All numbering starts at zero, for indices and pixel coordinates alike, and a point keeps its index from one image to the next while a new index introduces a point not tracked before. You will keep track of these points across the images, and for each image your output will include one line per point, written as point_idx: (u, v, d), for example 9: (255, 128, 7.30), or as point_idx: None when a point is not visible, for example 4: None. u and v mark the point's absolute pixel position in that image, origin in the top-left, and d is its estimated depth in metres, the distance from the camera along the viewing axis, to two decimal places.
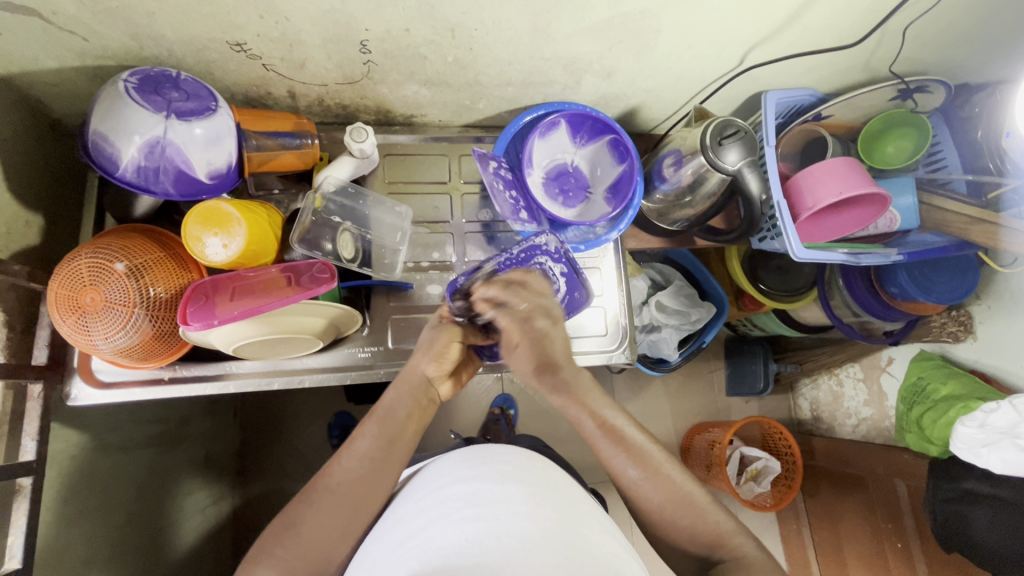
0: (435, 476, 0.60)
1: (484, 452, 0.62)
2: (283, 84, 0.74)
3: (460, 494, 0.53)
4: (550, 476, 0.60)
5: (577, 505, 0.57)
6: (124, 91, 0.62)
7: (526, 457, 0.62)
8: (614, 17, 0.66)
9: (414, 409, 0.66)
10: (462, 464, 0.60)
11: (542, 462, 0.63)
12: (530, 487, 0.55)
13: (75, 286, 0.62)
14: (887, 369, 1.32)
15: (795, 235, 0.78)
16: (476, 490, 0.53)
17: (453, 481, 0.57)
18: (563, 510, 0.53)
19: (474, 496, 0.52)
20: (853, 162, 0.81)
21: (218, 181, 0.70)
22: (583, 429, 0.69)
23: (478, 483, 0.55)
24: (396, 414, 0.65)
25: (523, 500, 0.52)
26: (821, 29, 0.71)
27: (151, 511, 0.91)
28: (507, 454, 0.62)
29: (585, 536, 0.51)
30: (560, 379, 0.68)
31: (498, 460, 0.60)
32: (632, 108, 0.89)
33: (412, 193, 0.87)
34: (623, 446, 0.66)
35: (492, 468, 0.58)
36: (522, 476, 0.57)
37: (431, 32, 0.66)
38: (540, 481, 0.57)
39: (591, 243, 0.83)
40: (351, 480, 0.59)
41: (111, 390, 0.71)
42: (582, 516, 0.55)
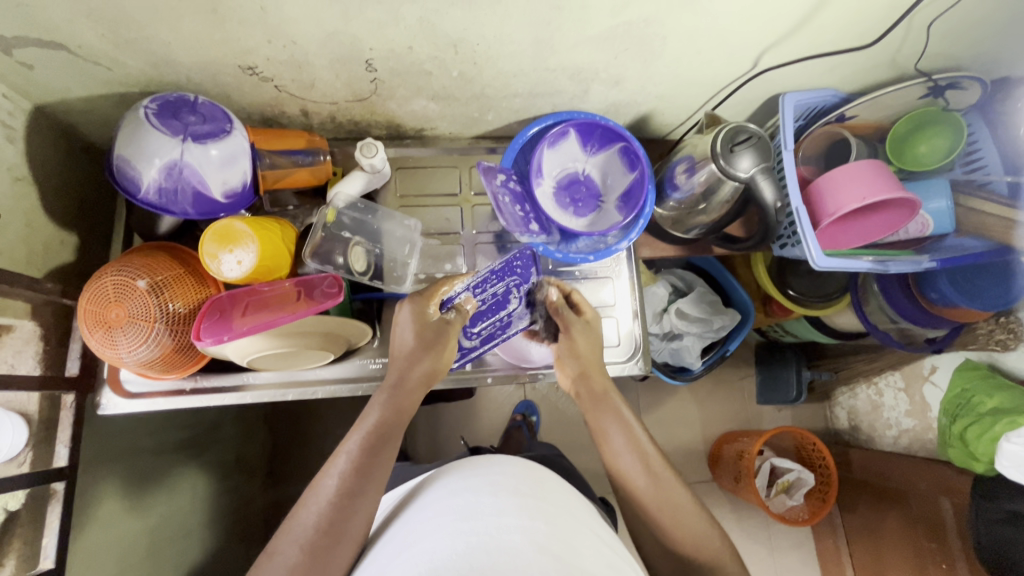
0: (433, 491, 0.60)
1: (482, 464, 0.63)
2: (295, 104, 0.76)
3: (449, 507, 0.54)
4: (547, 488, 0.60)
5: (573, 518, 0.56)
6: (144, 117, 0.65)
7: (523, 468, 0.63)
8: (617, 26, 0.65)
9: (397, 420, 0.66)
10: (458, 477, 0.60)
11: (538, 475, 0.63)
12: (523, 499, 0.55)
13: (101, 303, 0.65)
14: (931, 378, 1.26)
15: (814, 242, 0.76)
16: (466, 503, 0.54)
17: (449, 493, 0.57)
18: (555, 522, 0.53)
19: (466, 508, 0.53)
20: (880, 165, 0.77)
21: (233, 199, 0.72)
22: (593, 417, 0.72)
23: (471, 495, 0.55)
24: (377, 438, 0.63)
25: (515, 513, 0.52)
26: (838, 28, 0.68)
27: (184, 514, 0.96)
28: (505, 465, 0.62)
29: (578, 548, 0.50)
30: (593, 383, 0.75)
31: (492, 472, 0.60)
32: (644, 115, 0.87)
33: (425, 206, 0.88)
34: (630, 437, 0.69)
35: (486, 479, 0.58)
36: (516, 488, 0.57)
37: (434, 48, 0.67)
38: (535, 493, 0.57)
39: (601, 252, 0.82)
40: (323, 524, 0.57)
41: (138, 399, 0.75)
42: (576, 528, 0.54)
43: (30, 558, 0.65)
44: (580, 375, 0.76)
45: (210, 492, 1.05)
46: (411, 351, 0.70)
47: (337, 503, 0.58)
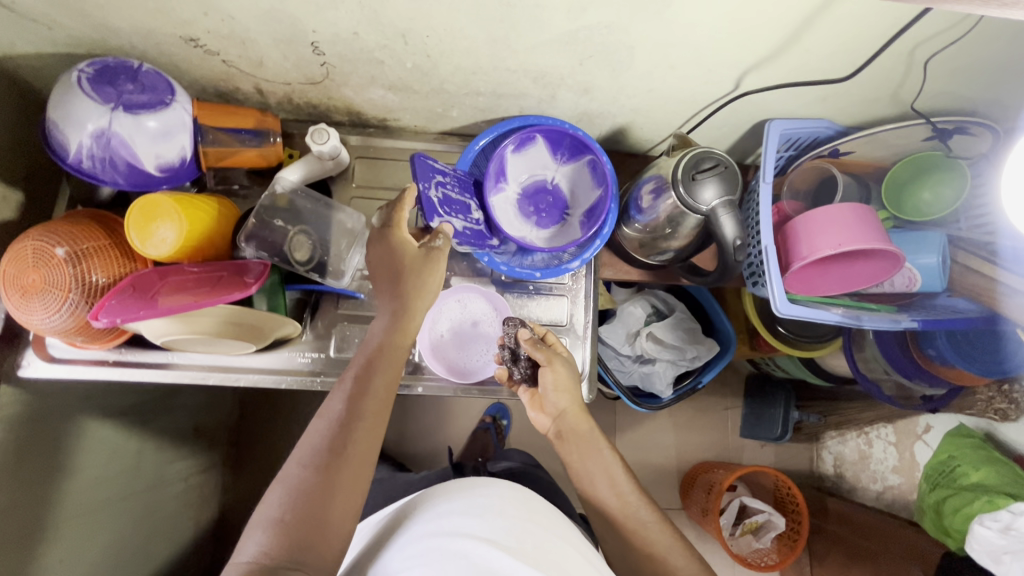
0: (421, 508, 0.64)
1: (469, 484, 0.67)
2: (247, 81, 0.73)
3: (443, 527, 0.58)
4: (529, 506, 0.65)
5: (553, 531, 0.63)
6: (76, 81, 0.62)
7: (507, 488, 0.67)
8: (577, 31, 0.59)
9: (387, 356, 0.63)
10: (446, 496, 0.65)
11: (520, 491, 0.68)
12: (509, 521, 0.60)
13: (19, 267, 0.64)
14: (923, 437, 1.19)
15: (778, 286, 0.70)
16: (458, 524, 0.59)
17: (433, 514, 0.61)
18: (539, 543, 0.59)
19: (453, 532, 0.58)
20: (865, 211, 0.70)
21: (169, 174, 0.70)
22: (574, 463, 0.74)
23: (460, 516, 0.60)
24: (373, 362, 0.62)
25: (502, 537, 0.58)
26: (825, 55, 0.61)
27: (136, 478, 0.97)
28: (490, 486, 0.66)
29: (560, 563, 0.57)
30: (576, 434, 0.74)
31: (478, 490, 0.65)
32: (620, 128, 0.82)
33: (380, 199, 0.84)
34: (608, 481, 0.72)
35: (473, 500, 0.63)
36: (500, 509, 0.62)
37: (382, 36, 0.62)
38: (518, 514, 0.62)
39: (551, 270, 0.77)
40: (329, 443, 0.56)
41: (60, 365, 0.74)
42: (557, 543, 0.61)
43: None
44: (560, 423, 0.75)
45: (161, 459, 1.04)
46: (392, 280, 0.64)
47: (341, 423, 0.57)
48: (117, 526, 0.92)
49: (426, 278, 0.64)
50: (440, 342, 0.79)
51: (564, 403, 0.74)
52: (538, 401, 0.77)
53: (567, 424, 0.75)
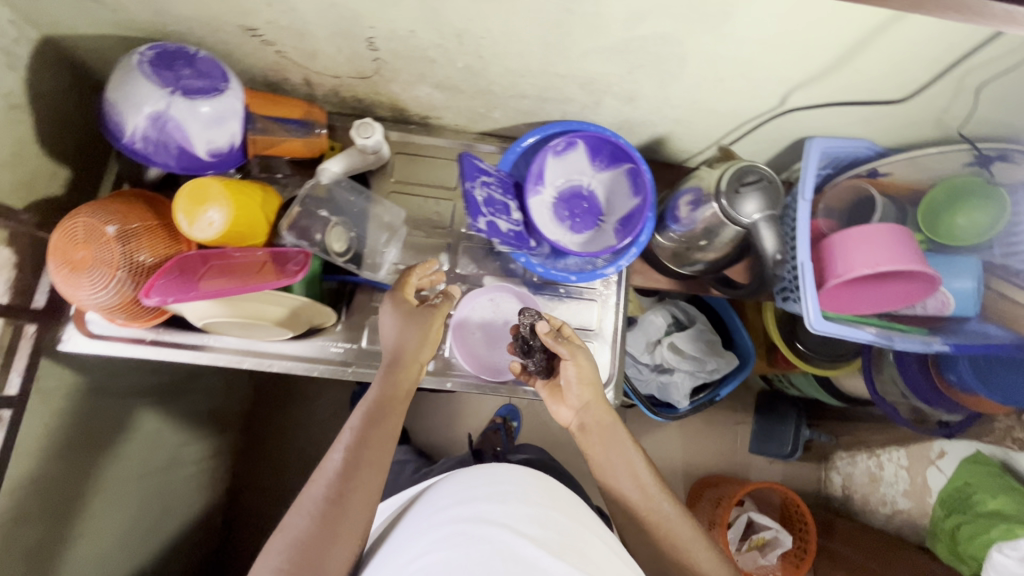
0: (438, 499, 0.64)
1: (487, 472, 0.66)
2: (298, 72, 0.74)
3: (467, 514, 0.58)
4: (551, 492, 0.64)
5: (579, 519, 0.61)
6: (137, 64, 0.64)
7: (527, 475, 0.66)
8: (631, 40, 0.60)
9: (389, 405, 0.65)
10: (465, 485, 0.64)
11: (545, 478, 0.67)
12: (535, 509, 0.59)
13: (68, 243, 0.65)
14: (936, 463, 1.16)
15: (813, 303, 0.70)
16: (483, 510, 0.58)
17: (454, 502, 0.61)
18: (563, 531, 0.58)
19: (475, 517, 0.57)
20: (902, 232, 0.70)
21: (218, 159, 0.71)
22: (595, 455, 0.74)
23: (485, 503, 0.59)
24: (375, 411, 0.64)
25: (524, 522, 0.56)
26: (875, 76, 0.62)
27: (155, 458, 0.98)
28: (510, 474, 0.65)
29: (585, 553, 0.56)
30: (599, 428, 0.73)
31: (503, 477, 0.64)
32: (659, 137, 0.82)
33: (418, 195, 0.85)
34: (630, 473, 0.71)
35: (493, 487, 0.62)
36: (526, 496, 0.61)
37: (438, 35, 0.63)
38: (544, 501, 0.61)
39: (586, 275, 0.78)
40: (329, 494, 0.58)
41: (99, 341, 0.75)
42: (582, 532, 0.59)
43: None
44: (581, 420, 0.75)
45: (181, 440, 1.05)
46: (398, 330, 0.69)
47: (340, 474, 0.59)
48: (137, 502, 0.93)
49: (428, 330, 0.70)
50: (471, 339, 0.80)
51: (584, 398, 0.74)
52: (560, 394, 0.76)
53: (592, 417, 0.74)
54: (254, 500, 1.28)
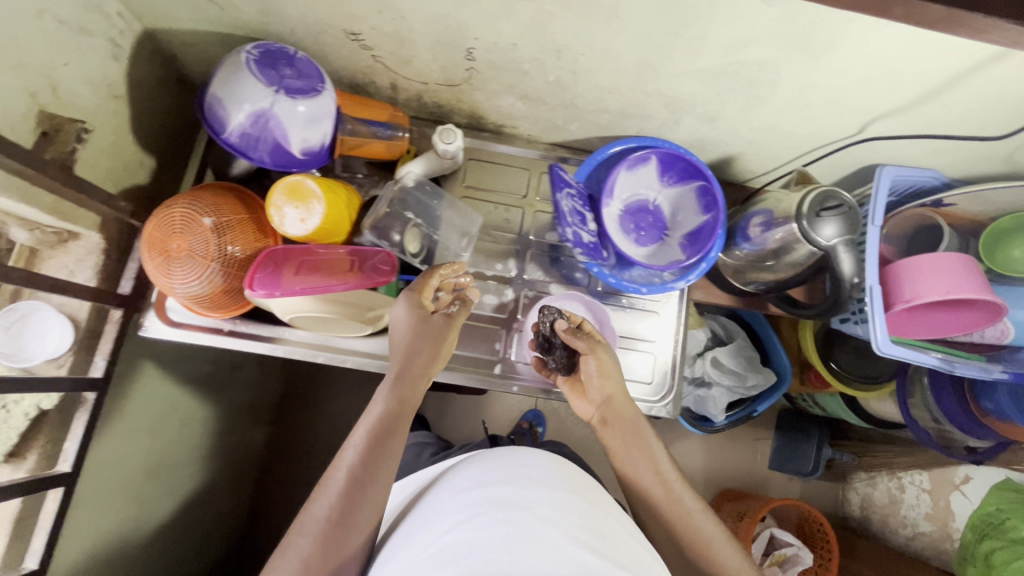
0: (454, 483, 0.57)
1: (509, 455, 0.59)
2: (387, 76, 0.76)
3: (489, 498, 0.50)
4: (580, 483, 0.57)
5: (606, 512, 0.54)
6: (244, 62, 0.66)
7: (553, 461, 0.59)
8: (728, 64, 0.63)
9: (397, 419, 0.62)
10: (485, 467, 0.57)
11: (568, 465, 0.60)
12: (558, 494, 0.52)
13: (165, 232, 0.67)
14: (961, 488, 1.18)
15: (882, 326, 0.72)
16: (501, 495, 0.51)
17: (475, 484, 0.54)
18: (595, 523, 0.50)
19: (499, 502, 0.50)
20: (970, 262, 0.72)
21: (309, 157, 0.73)
22: (614, 447, 0.71)
23: (504, 486, 0.52)
24: (382, 427, 0.61)
25: (553, 509, 0.49)
26: (961, 110, 0.64)
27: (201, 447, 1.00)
28: (534, 458, 0.58)
29: (615, 543, 0.49)
30: (620, 424, 0.71)
31: (521, 461, 0.57)
32: (729, 157, 0.84)
33: (488, 201, 0.87)
34: (653, 467, 0.67)
35: (517, 470, 0.55)
36: (548, 481, 0.54)
37: (538, 50, 0.65)
38: (569, 487, 0.54)
39: (654, 288, 0.80)
40: (333, 515, 0.55)
41: (179, 329, 0.76)
42: (610, 523, 0.52)
43: (49, 459, 0.68)
44: (597, 416, 0.73)
45: (214, 428, 1.06)
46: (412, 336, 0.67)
47: (346, 490, 0.56)
48: (172, 493, 0.94)
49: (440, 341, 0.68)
50: None
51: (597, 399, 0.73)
52: (576, 388, 0.76)
53: (613, 411, 0.72)
54: (282, 492, 1.29)
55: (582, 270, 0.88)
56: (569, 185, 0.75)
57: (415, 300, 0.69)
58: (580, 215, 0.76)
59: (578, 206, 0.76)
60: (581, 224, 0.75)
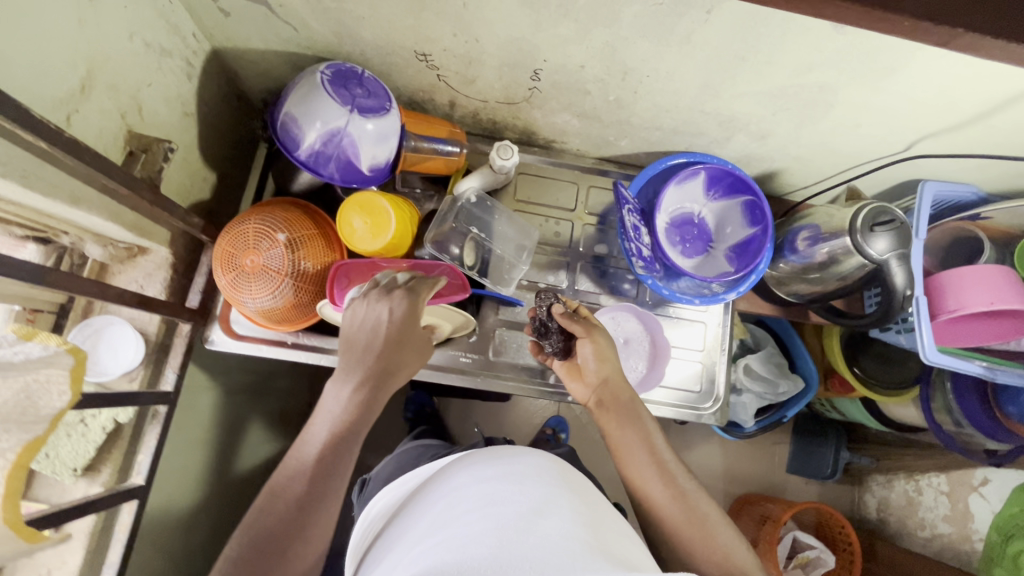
0: (447, 481, 0.55)
1: (503, 453, 0.56)
2: (448, 94, 0.78)
3: (478, 495, 0.48)
4: (573, 480, 0.55)
5: (603, 511, 0.51)
6: (320, 82, 0.68)
7: (549, 460, 0.56)
8: (789, 86, 0.65)
9: (358, 417, 0.60)
10: (480, 463, 0.54)
11: (563, 468, 0.57)
12: (558, 492, 0.49)
13: (241, 247, 0.68)
14: (979, 490, 1.20)
15: (929, 335, 0.74)
16: (496, 490, 0.48)
17: (469, 480, 0.52)
18: (586, 518, 0.47)
19: (490, 497, 0.48)
20: (1012, 274, 0.75)
21: (375, 174, 0.75)
22: (611, 434, 0.71)
23: (499, 481, 0.49)
24: (343, 428, 0.59)
25: (540, 504, 0.47)
26: (1008, 131, 0.67)
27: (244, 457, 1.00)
28: (529, 457, 0.56)
29: (607, 539, 0.46)
30: (616, 408, 0.71)
31: (513, 460, 0.54)
32: (773, 172, 0.87)
33: (538, 214, 0.89)
34: (649, 451, 0.69)
35: (509, 467, 0.53)
36: (546, 480, 0.51)
37: (604, 71, 0.68)
38: (560, 483, 0.52)
39: (706, 299, 0.82)
40: (287, 513, 0.54)
41: (244, 341, 0.77)
42: (609, 521, 0.50)
43: (122, 471, 0.69)
44: (596, 399, 0.73)
45: (258, 438, 1.07)
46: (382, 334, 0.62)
47: (311, 483, 0.56)
48: (218, 503, 0.94)
49: (409, 340, 0.64)
50: None
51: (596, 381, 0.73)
52: (574, 374, 0.76)
53: (610, 393, 0.72)
54: None
55: (629, 281, 0.90)
56: (628, 201, 0.78)
57: (402, 304, 0.64)
58: (638, 230, 0.79)
59: (636, 221, 0.79)
60: (640, 240, 0.78)
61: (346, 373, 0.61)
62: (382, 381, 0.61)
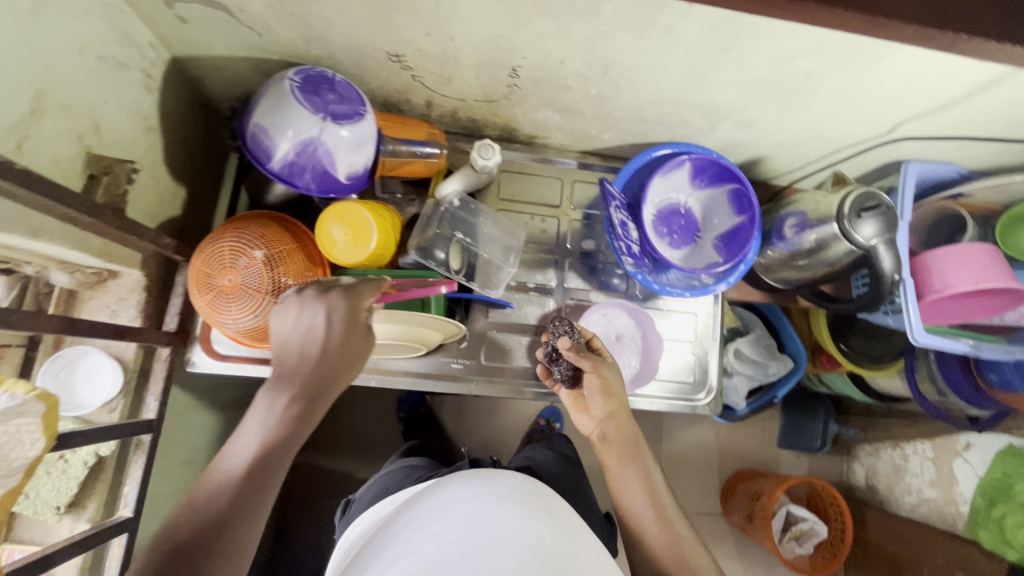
0: (424, 504, 0.56)
1: (484, 474, 0.59)
2: (424, 94, 0.76)
3: (461, 516, 0.50)
4: (548, 498, 0.57)
5: (574, 528, 0.54)
6: (289, 90, 0.64)
7: (526, 481, 0.59)
8: (774, 74, 0.64)
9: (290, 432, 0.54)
10: (459, 485, 0.56)
11: (540, 486, 0.59)
12: (531, 513, 0.52)
13: (217, 267, 0.66)
14: (963, 455, 1.20)
15: (916, 316, 0.75)
16: (474, 511, 0.51)
17: (450, 499, 0.54)
18: (558, 535, 0.51)
19: (473, 518, 0.50)
20: (994, 251, 0.76)
21: (353, 181, 0.72)
22: (611, 466, 0.70)
23: (477, 503, 0.52)
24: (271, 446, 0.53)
25: (519, 523, 0.50)
26: (991, 111, 0.67)
27: None
28: (508, 478, 0.58)
29: (577, 558, 0.49)
30: (619, 436, 0.71)
31: (490, 482, 0.57)
32: (758, 158, 0.87)
33: (523, 212, 0.87)
34: (647, 487, 0.67)
35: (489, 489, 0.55)
36: (519, 498, 0.54)
37: (584, 66, 0.66)
38: (537, 503, 0.55)
39: (696, 291, 0.81)
40: (194, 536, 0.47)
41: (227, 361, 0.75)
42: (580, 541, 0.52)
43: (108, 504, 0.67)
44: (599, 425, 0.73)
45: None
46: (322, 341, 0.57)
47: (235, 500, 0.49)
48: None
49: (350, 349, 0.59)
50: None
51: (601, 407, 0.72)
52: (580, 406, 0.75)
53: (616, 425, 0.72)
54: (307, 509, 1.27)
55: (618, 276, 0.89)
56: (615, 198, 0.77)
57: (343, 309, 0.59)
58: (625, 227, 0.79)
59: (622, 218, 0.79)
60: (627, 237, 0.78)
61: (278, 383, 0.55)
62: (317, 396, 0.57)
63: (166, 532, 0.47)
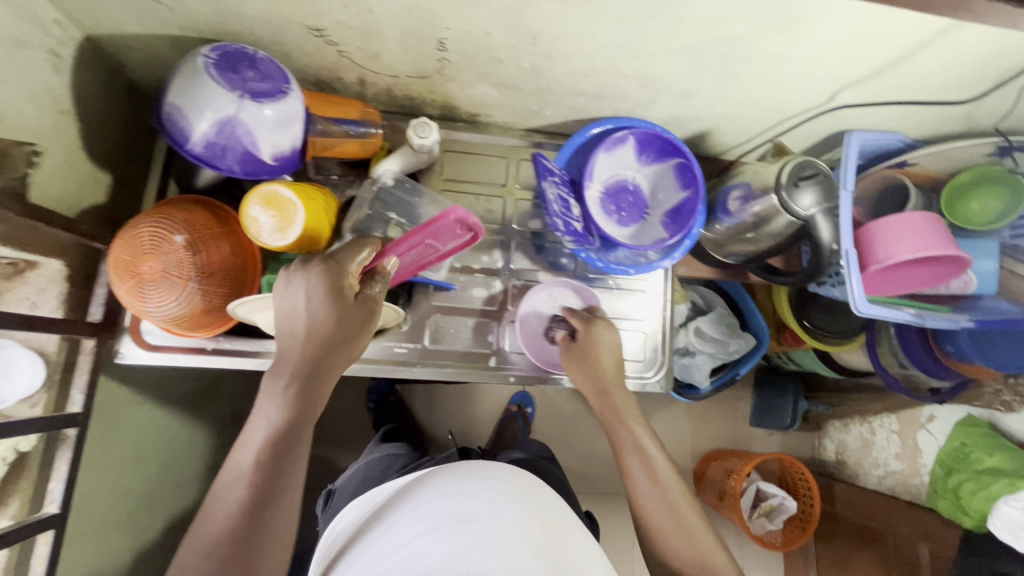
0: (415, 493, 0.54)
1: (475, 465, 0.57)
2: (355, 71, 0.73)
3: (453, 510, 0.49)
4: (539, 493, 0.55)
5: (568, 525, 0.53)
6: (203, 66, 0.62)
7: (518, 474, 0.57)
8: (703, 42, 0.63)
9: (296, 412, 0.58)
10: (450, 476, 0.55)
11: (532, 479, 0.58)
12: (524, 509, 0.50)
13: (135, 253, 0.63)
14: (926, 426, 1.21)
15: (859, 286, 0.72)
16: (465, 506, 0.49)
17: (440, 493, 0.52)
18: (549, 533, 0.49)
19: (464, 512, 0.48)
20: (935, 219, 0.76)
21: (281, 163, 0.70)
22: (617, 439, 0.74)
23: (468, 497, 0.50)
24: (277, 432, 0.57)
25: (513, 524, 0.48)
26: (925, 75, 0.66)
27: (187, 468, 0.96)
28: (499, 470, 0.56)
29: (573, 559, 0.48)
30: (614, 403, 0.75)
31: (483, 475, 0.55)
32: (704, 132, 0.86)
33: (467, 193, 0.85)
34: (648, 463, 0.71)
35: (481, 483, 0.53)
36: (512, 493, 0.52)
37: (511, 37, 0.64)
38: (530, 498, 0.53)
39: (641, 268, 0.80)
40: (229, 522, 0.52)
41: (160, 352, 0.73)
42: (572, 540, 0.51)
43: (36, 500, 0.65)
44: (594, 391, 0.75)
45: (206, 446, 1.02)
46: (308, 320, 0.58)
47: (253, 487, 0.54)
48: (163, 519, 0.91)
49: (342, 319, 0.59)
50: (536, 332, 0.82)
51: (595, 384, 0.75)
52: None
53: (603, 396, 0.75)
54: None
55: (567, 255, 0.87)
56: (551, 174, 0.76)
57: (328, 278, 0.59)
58: (565, 203, 0.77)
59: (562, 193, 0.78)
60: (565, 212, 0.77)
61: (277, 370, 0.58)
62: (315, 377, 0.59)
63: (198, 522, 0.54)
